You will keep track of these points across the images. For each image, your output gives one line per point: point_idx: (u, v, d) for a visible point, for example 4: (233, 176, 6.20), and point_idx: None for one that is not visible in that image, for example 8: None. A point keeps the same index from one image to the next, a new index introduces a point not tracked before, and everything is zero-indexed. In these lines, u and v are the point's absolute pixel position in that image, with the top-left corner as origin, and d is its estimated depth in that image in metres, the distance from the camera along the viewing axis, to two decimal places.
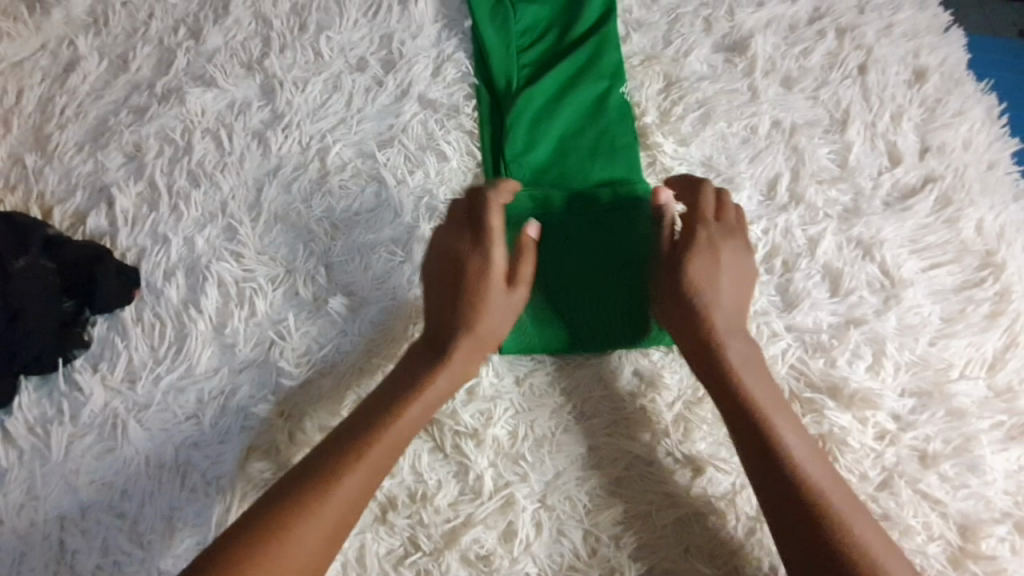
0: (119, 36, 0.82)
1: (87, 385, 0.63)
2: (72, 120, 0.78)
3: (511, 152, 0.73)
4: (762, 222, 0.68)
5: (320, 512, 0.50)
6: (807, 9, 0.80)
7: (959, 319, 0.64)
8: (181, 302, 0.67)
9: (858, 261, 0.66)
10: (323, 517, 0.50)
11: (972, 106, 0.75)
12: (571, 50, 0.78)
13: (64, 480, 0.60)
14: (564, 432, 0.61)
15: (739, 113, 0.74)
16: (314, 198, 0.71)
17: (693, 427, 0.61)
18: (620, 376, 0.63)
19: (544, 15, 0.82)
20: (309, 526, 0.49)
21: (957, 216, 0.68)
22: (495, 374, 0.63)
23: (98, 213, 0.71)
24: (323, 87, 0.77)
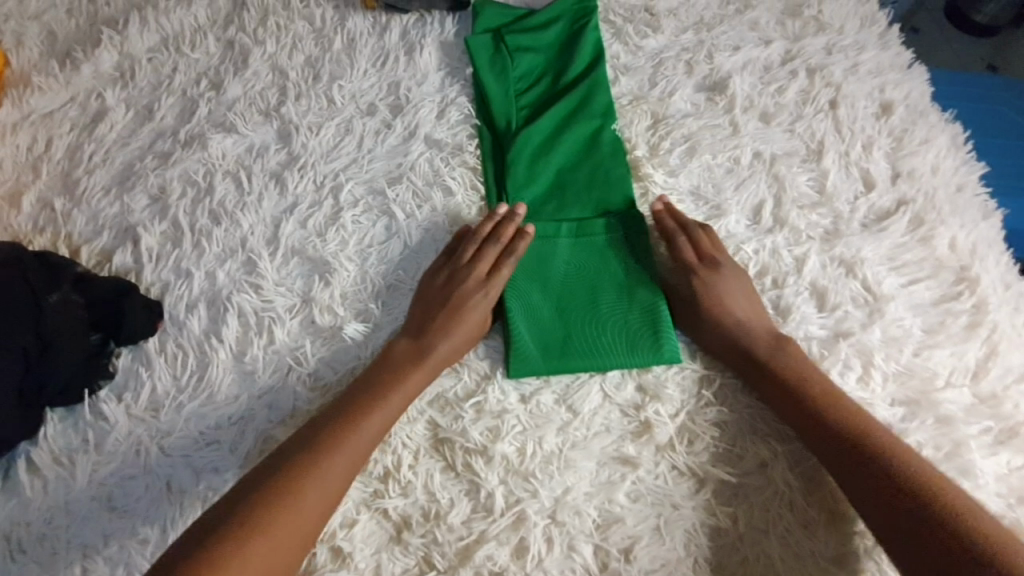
0: (145, 88, 0.89)
1: (111, 414, 0.65)
2: (99, 166, 0.83)
3: (513, 187, 0.78)
4: (752, 243, 0.73)
5: (314, 495, 0.55)
6: (779, 51, 0.88)
7: (940, 330, 0.67)
8: (203, 332, 0.70)
9: (842, 278, 0.70)
10: (309, 503, 0.54)
11: (937, 134, 0.81)
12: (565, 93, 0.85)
13: (86, 509, 0.62)
14: (571, 448, 0.63)
15: (723, 146, 0.80)
16: (328, 232, 0.76)
17: (695, 438, 0.64)
18: (623, 391, 0.66)
19: (539, 62, 0.89)
20: (300, 508, 0.54)
21: (931, 234, 0.73)
22: (502, 393, 0.66)
23: (123, 251, 0.76)
24: (336, 130, 0.83)
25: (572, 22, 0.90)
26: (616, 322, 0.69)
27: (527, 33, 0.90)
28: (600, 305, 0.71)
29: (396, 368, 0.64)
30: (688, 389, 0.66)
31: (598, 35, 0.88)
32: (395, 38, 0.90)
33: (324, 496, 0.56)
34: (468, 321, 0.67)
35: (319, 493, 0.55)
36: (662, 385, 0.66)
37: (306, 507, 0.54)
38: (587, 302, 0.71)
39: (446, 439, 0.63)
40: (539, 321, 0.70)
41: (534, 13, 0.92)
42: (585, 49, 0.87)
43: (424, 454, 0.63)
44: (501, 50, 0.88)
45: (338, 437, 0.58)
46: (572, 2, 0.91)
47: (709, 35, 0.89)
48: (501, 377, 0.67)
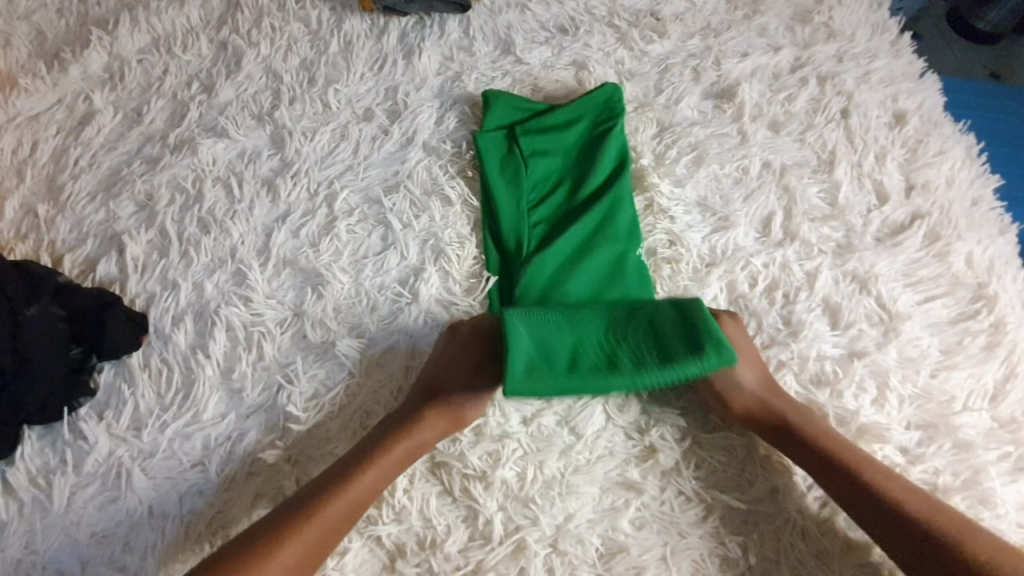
0: (134, 90, 0.86)
1: (92, 433, 0.62)
2: (85, 171, 0.80)
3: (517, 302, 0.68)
4: (761, 257, 0.71)
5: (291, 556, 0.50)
6: (789, 58, 0.85)
7: (958, 350, 0.65)
8: (189, 346, 0.67)
9: (855, 295, 0.68)
10: (318, 527, 0.52)
11: (952, 146, 0.78)
12: (570, 139, 0.79)
13: (64, 534, 0.59)
14: (573, 472, 0.60)
15: (730, 155, 0.78)
16: (321, 242, 0.73)
17: (703, 462, 0.61)
18: (626, 413, 0.63)
19: (556, 166, 0.78)
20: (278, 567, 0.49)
21: (947, 250, 0.70)
22: (502, 414, 0.63)
23: (108, 260, 0.73)
24: (331, 136, 0.81)
25: (596, 123, 0.79)
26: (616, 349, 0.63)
27: (545, 132, 0.79)
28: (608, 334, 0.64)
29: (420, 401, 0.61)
30: (693, 412, 0.64)
31: (625, 154, 0.77)
32: (393, 41, 0.87)
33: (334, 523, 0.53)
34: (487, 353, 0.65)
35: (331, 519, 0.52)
36: (665, 405, 0.64)
37: (317, 529, 0.52)
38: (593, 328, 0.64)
39: (444, 463, 0.60)
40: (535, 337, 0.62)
41: (555, 108, 0.81)
42: (608, 160, 0.76)
43: (419, 478, 0.60)
44: (514, 153, 0.77)
45: (356, 465, 0.56)
46: (598, 100, 0.80)
47: (716, 40, 0.86)
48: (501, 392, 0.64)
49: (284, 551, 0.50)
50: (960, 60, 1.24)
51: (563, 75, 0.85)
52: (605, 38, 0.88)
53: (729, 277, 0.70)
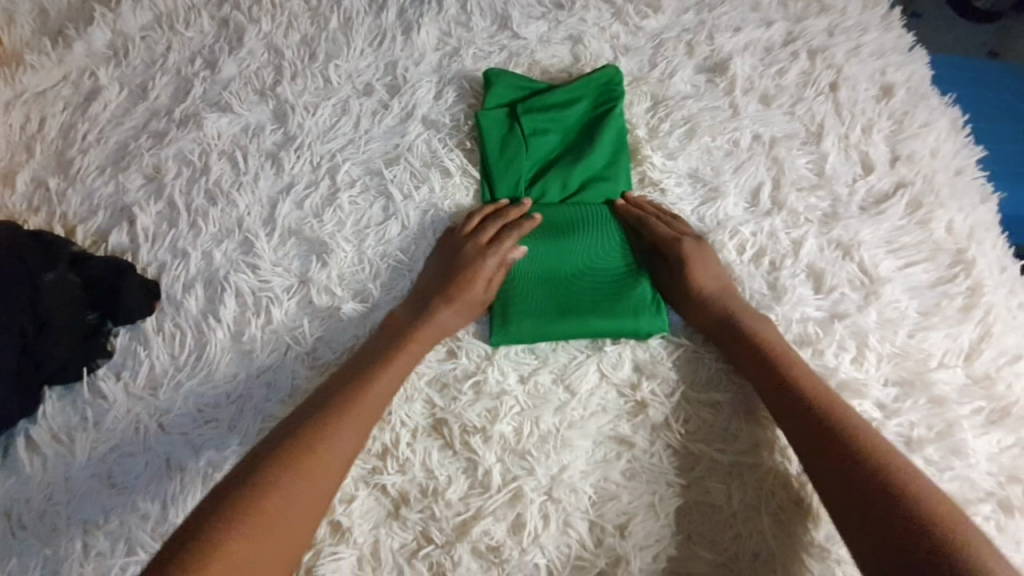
0: (139, 67, 0.88)
1: (110, 393, 0.66)
2: (93, 145, 0.82)
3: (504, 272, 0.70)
4: (750, 225, 0.73)
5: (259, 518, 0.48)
6: (781, 33, 0.87)
7: (935, 312, 0.68)
8: (200, 312, 0.70)
9: (839, 260, 0.70)
10: (314, 474, 0.53)
11: (938, 117, 0.80)
12: (572, 126, 0.81)
13: (87, 485, 0.62)
14: (568, 427, 0.63)
15: (722, 128, 0.80)
16: (325, 212, 0.75)
17: (693, 419, 0.64)
18: (620, 371, 0.66)
19: (556, 146, 0.80)
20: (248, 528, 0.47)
21: (929, 217, 0.73)
22: (501, 372, 0.65)
23: (120, 231, 0.75)
24: (333, 110, 0.83)
25: (595, 105, 0.81)
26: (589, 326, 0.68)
27: (546, 111, 0.81)
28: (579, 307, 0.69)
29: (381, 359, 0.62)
30: (684, 370, 0.67)
31: (622, 129, 0.79)
32: (392, 17, 0.89)
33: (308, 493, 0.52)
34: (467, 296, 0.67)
35: (316, 474, 0.54)
36: (658, 363, 0.67)
37: (294, 500, 0.51)
38: (567, 302, 0.69)
39: (443, 419, 0.63)
40: (523, 317, 0.68)
41: (557, 88, 0.82)
42: (606, 139, 0.78)
43: (421, 432, 0.63)
44: (515, 132, 0.79)
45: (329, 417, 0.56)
46: (599, 82, 0.81)
47: (710, 16, 0.88)
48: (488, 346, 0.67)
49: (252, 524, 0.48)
50: (957, 37, 1.25)
51: (559, 49, 0.87)
52: (600, 13, 0.89)
53: (718, 248, 0.72)
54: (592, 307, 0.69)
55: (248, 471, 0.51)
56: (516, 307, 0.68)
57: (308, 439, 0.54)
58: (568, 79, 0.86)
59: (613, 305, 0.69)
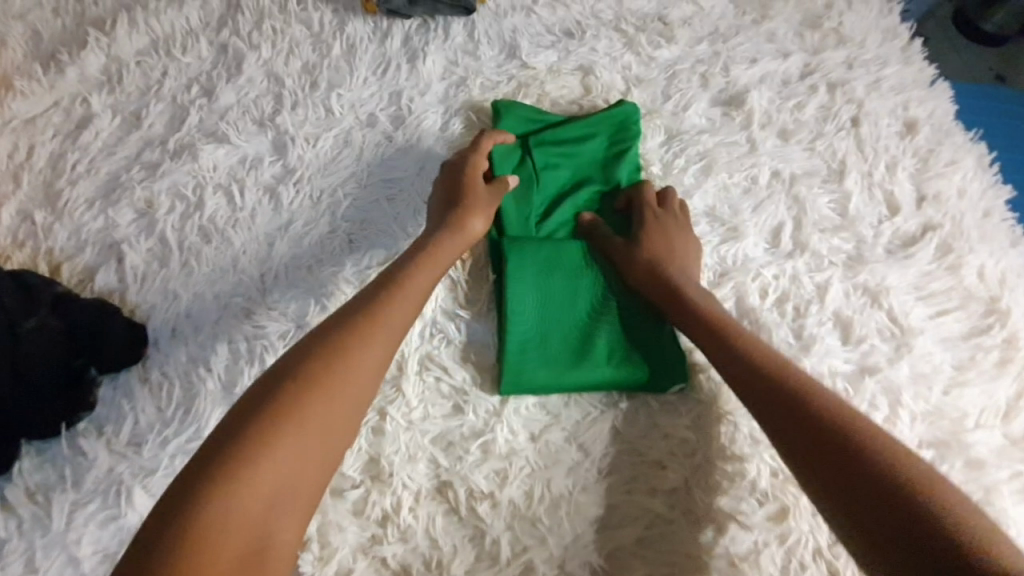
0: (133, 93, 0.85)
1: (93, 450, 0.62)
2: (83, 176, 0.79)
3: (516, 311, 0.65)
4: (771, 269, 0.70)
5: (264, 467, 0.43)
6: (798, 65, 0.84)
7: (970, 367, 0.64)
8: (191, 360, 0.66)
9: (866, 308, 0.67)
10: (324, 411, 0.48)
11: (964, 155, 0.77)
12: (586, 160, 0.78)
13: (64, 552, 0.58)
14: (581, 491, 0.59)
15: (739, 164, 0.77)
16: (326, 252, 0.72)
17: (716, 483, 0.60)
18: (635, 428, 0.63)
19: (568, 182, 0.77)
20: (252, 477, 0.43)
21: (959, 262, 0.69)
22: (510, 431, 0.61)
23: (107, 269, 0.71)
24: (334, 142, 0.80)
25: (610, 141, 0.78)
26: (603, 374, 0.64)
27: (559, 145, 0.77)
28: (594, 352, 0.65)
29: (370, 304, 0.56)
30: (705, 428, 0.62)
31: (637, 173, 0.77)
32: (397, 44, 0.86)
33: (302, 453, 0.46)
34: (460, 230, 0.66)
35: (327, 413, 0.48)
36: (676, 421, 0.63)
37: (294, 454, 0.45)
38: (580, 346, 0.66)
39: (448, 481, 0.59)
40: (534, 361, 0.64)
41: (570, 122, 0.79)
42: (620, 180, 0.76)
43: (425, 496, 0.58)
44: (526, 165, 0.76)
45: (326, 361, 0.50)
46: (616, 118, 0.78)
47: (725, 46, 0.86)
48: (496, 397, 0.63)
49: (259, 473, 0.43)
50: (969, 63, 1.23)
51: (569, 80, 0.84)
52: (612, 43, 0.87)
53: (739, 292, 0.69)
54: (607, 355, 0.65)
55: (229, 428, 0.45)
56: (527, 353, 0.64)
57: (302, 381, 0.48)
58: (579, 112, 0.83)
59: (629, 354, 0.65)
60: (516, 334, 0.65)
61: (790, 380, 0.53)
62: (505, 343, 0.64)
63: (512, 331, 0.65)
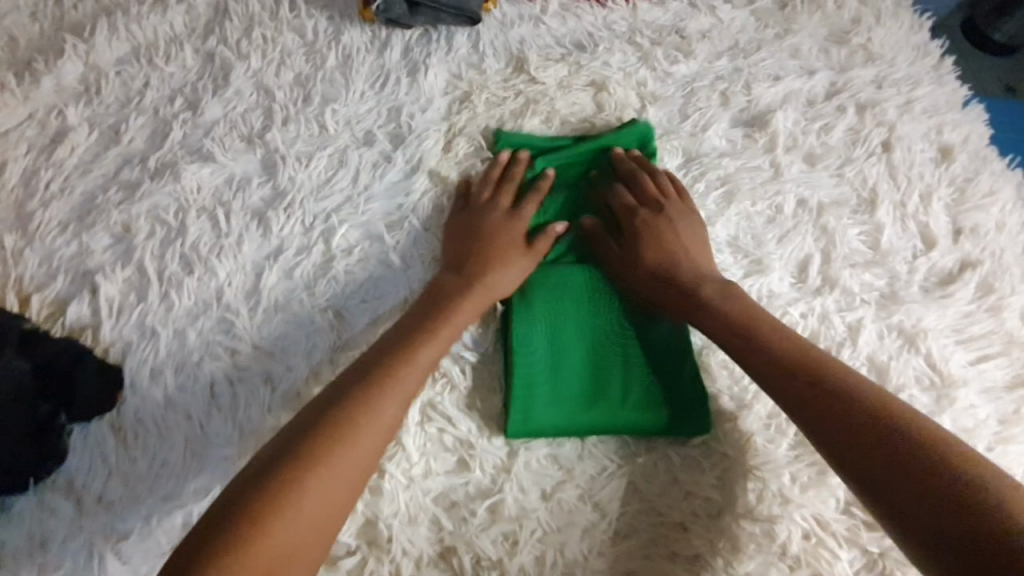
0: (112, 105, 0.79)
1: (62, 508, 0.56)
2: (56, 196, 0.73)
3: (524, 344, 0.61)
4: (799, 307, 0.65)
5: (305, 492, 0.44)
6: (824, 83, 0.79)
7: (1015, 420, 0.59)
8: (170, 406, 0.60)
9: (903, 353, 0.62)
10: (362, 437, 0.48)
11: (1002, 185, 0.72)
12: (600, 180, 0.72)
13: None
14: (597, 556, 0.54)
15: (764, 191, 0.72)
16: (319, 285, 0.66)
17: (743, 546, 0.55)
18: (655, 485, 0.57)
19: (581, 202, 0.72)
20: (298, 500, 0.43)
21: (1001, 304, 0.65)
22: (520, 490, 0.56)
23: (79, 302, 0.65)
24: (329, 162, 0.74)
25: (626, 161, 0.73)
26: (618, 416, 0.59)
27: (570, 165, 0.73)
28: (608, 392, 0.60)
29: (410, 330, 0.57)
30: (731, 485, 0.57)
31: None
32: (396, 55, 0.80)
33: (349, 469, 0.47)
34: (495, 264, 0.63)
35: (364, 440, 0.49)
36: (699, 478, 0.58)
37: (335, 478, 0.46)
38: (593, 384, 0.61)
39: (451, 547, 0.54)
40: (543, 399, 0.59)
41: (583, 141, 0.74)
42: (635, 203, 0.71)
43: (426, 563, 0.53)
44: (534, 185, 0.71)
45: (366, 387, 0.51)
46: (632, 138, 0.73)
47: (747, 62, 0.81)
48: (502, 438, 0.58)
49: (303, 496, 0.44)
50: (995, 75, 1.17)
51: (580, 96, 0.79)
52: (626, 56, 0.81)
53: None
54: (622, 393, 0.60)
55: (274, 453, 0.46)
56: (536, 389, 0.59)
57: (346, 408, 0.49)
58: (591, 129, 0.78)
59: (647, 392, 0.60)
60: (523, 368, 0.60)
61: (815, 365, 0.52)
62: (511, 378, 0.59)
63: (521, 364, 0.60)
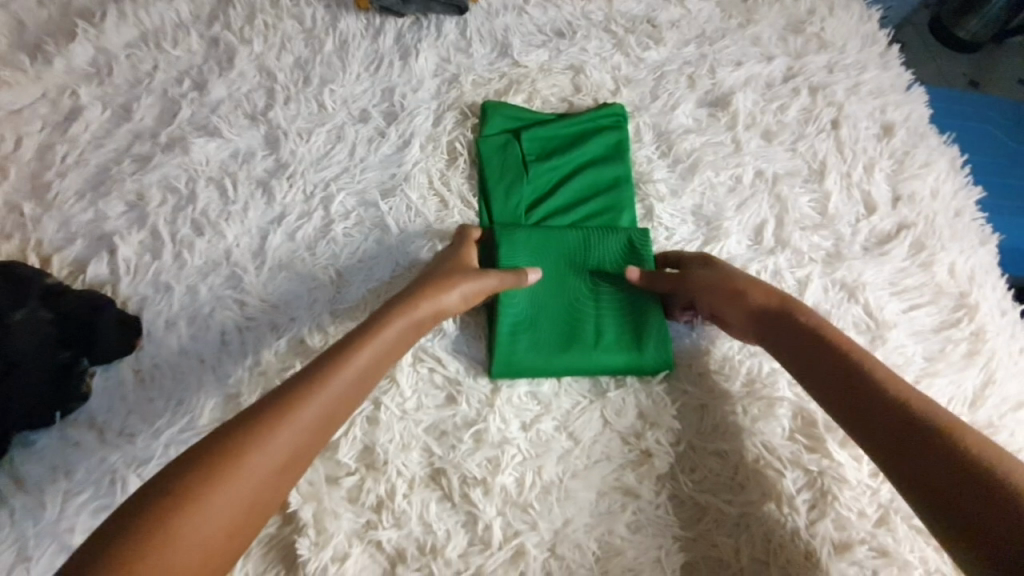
0: (123, 86, 0.84)
1: (86, 440, 0.62)
2: (72, 168, 0.78)
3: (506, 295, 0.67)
4: (753, 265, 0.73)
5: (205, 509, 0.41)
6: (781, 68, 0.87)
7: (941, 357, 0.67)
8: (184, 351, 0.66)
9: (843, 303, 0.70)
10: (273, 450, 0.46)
11: (937, 157, 0.80)
12: (579, 149, 0.79)
13: (57, 540, 0.58)
14: (571, 478, 0.61)
15: (724, 163, 0.79)
16: (319, 245, 0.73)
17: (697, 467, 0.63)
18: (624, 418, 0.64)
19: (559, 172, 0.79)
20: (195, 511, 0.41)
21: (931, 259, 0.73)
22: (502, 420, 0.63)
23: (98, 261, 0.71)
24: (327, 137, 0.80)
25: (601, 133, 0.80)
26: (591, 359, 0.66)
27: (549, 140, 0.80)
28: (582, 338, 0.67)
29: (344, 347, 0.55)
30: (689, 417, 0.65)
31: (627, 164, 0.79)
32: (389, 41, 0.87)
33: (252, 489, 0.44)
34: (442, 297, 0.62)
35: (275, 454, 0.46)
36: (662, 411, 0.65)
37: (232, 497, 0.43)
38: (568, 331, 0.68)
39: (441, 469, 0.60)
40: (523, 344, 0.66)
41: (561, 117, 0.81)
42: (609, 172, 0.78)
43: (418, 483, 0.60)
44: (516, 157, 0.78)
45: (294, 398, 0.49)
46: (606, 115, 0.81)
47: (711, 49, 0.88)
48: (486, 377, 0.65)
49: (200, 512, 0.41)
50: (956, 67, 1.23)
51: (560, 79, 0.86)
52: (601, 43, 0.88)
53: None
54: (595, 338, 0.67)
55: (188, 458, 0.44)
56: (518, 335, 0.66)
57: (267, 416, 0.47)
58: (569, 109, 0.85)
59: (617, 338, 0.67)
60: (507, 318, 0.67)
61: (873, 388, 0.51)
62: (496, 326, 0.66)
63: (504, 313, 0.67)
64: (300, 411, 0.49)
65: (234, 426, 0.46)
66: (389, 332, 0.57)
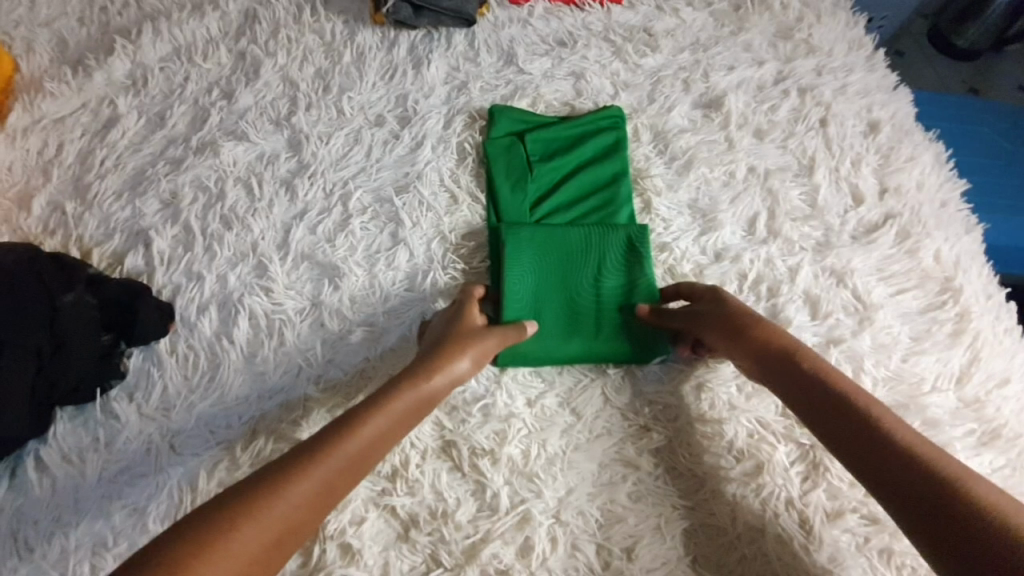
0: (157, 96, 0.91)
1: (124, 414, 0.67)
2: (111, 170, 0.85)
3: (512, 286, 0.72)
4: (746, 253, 0.77)
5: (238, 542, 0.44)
6: (772, 72, 0.92)
7: (926, 337, 0.71)
8: (214, 334, 0.72)
9: (833, 287, 0.73)
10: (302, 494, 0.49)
11: (923, 152, 0.85)
12: (579, 151, 0.84)
13: (98, 504, 0.63)
14: (574, 450, 0.65)
15: (718, 160, 0.84)
16: (337, 238, 0.78)
17: (695, 441, 0.66)
18: (623, 395, 0.68)
19: (561, 172, 0.84)
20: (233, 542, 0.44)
21: (917, 246, 0.76)
22: (509, 396, 0.67)
23: (135, 254, 0.77)
24: (345, 140, 0.86)
25: (600, 136, 0.85)
26: (591, 346, 0.70)
27: (551, 143, 0.86)
28: (583, 326, 0.72)
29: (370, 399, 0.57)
30: (687, 395, 0.69)
31: (625, 163, 0.83)
32: (403, 52, 0.93)
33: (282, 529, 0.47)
34: (450, 363, 0.62)
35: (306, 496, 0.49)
36: (660, 390, 0.69)
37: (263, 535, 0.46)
38: (569, 320, 0.72)
39: (451, 441, 0.64)
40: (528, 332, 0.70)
41: (562, 121, 0.86)
42: (608, 172, 0.83)
43: (431, 454, 0.64)
44: (521, 159, 0.84)
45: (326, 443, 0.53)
46: (605, 118, 0.86)
47: (705, 55, 0.93)
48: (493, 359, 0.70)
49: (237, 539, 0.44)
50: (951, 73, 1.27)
51: (562, 84, 0.92)
52: (601, 51, 0.94)
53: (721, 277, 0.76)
54: (595, 326, 0.72)
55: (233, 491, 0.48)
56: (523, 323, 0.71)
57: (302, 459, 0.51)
58: (570, 113, 0.90)
59: (616, 326, 0.72)
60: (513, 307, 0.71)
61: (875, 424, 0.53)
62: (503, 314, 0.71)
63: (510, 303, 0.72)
64: (305, 478, 0.50)
65: (256, 479, 0.49)
66: (402, 398, 0.58)
